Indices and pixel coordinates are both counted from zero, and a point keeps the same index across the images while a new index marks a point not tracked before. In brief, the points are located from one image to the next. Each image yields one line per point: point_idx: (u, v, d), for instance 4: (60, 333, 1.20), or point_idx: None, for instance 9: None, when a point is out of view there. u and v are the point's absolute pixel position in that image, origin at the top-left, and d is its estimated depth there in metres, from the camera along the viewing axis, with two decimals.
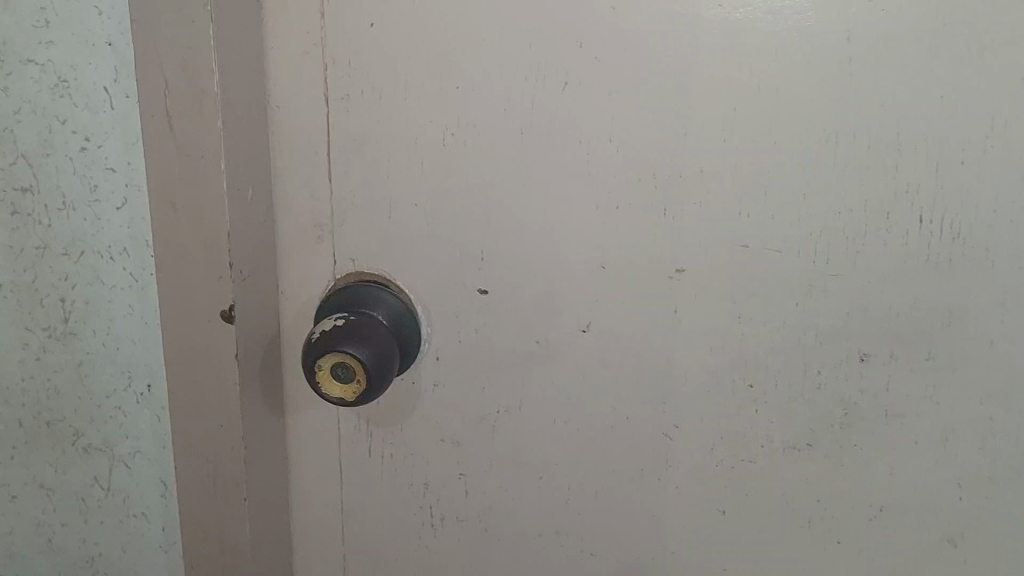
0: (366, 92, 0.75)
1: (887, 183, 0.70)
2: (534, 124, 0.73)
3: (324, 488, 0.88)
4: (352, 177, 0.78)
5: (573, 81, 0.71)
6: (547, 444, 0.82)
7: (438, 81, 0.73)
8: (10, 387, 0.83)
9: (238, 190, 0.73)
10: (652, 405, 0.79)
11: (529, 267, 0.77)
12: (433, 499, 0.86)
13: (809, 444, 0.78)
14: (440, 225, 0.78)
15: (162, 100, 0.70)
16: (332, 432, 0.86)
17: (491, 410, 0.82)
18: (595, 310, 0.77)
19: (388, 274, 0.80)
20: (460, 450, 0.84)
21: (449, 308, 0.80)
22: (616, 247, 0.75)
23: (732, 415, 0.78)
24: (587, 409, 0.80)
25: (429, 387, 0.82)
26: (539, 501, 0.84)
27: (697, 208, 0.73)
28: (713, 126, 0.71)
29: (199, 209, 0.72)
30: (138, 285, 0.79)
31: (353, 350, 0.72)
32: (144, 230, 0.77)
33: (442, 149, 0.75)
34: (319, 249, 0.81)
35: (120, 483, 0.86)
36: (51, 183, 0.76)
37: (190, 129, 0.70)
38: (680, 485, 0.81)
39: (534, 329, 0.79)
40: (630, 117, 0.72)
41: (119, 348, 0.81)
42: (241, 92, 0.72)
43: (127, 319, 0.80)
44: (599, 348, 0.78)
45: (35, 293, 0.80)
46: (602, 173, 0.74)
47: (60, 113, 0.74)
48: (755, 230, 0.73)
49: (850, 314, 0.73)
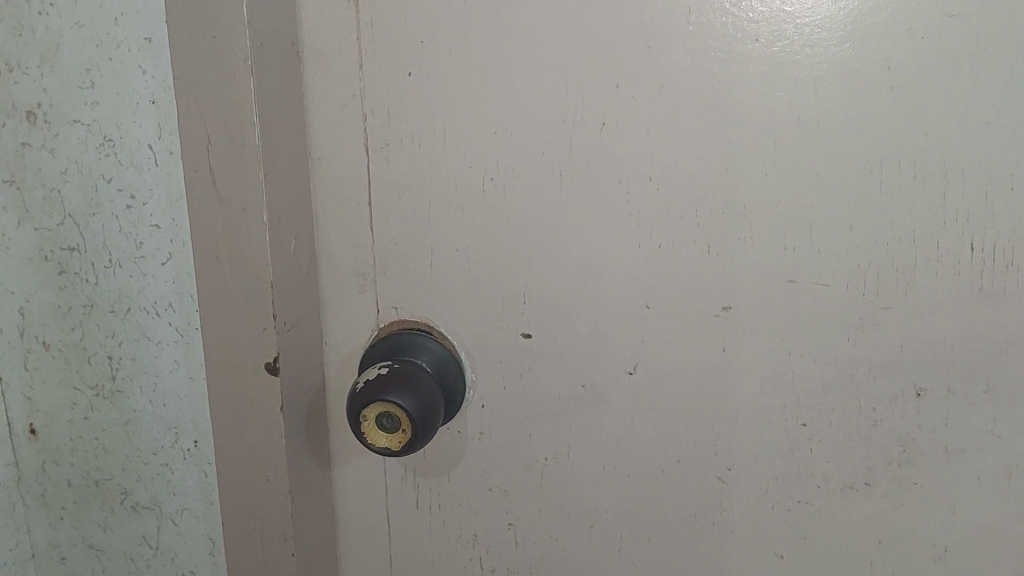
0: (405, 141, 0.75)
1: (935, 211, 0.68)
2: (574, 166, 0.73)
3: (372, 541, 0.87)
4: (393, 226, 0.78)
5: (610, 121, 0.71)
6: (596, 491, 0.81)
7: (476, 127, 0.74)
8: (59, 447, 0.84)
9: (281, 241, 0.74)
10: (703, 447, 0.77)
11: (572, 311, 0.77)
12: (483, 550, 0.85)
13: (866, 483, 0.75)
14: (482, 271, 0.77)
15: (204, 155, 0.71)
16: (379, 484, 0.85)
17: (538, 458, 0.81)
18: (641, 352, 0.76)
19: (432, 322, 0.80)
20: (508, 499, 0.83)
21: (494, 354, 0.79)
22: (660, 286, 0.74)
23: (786, 455, 0.76)
24: (636, 453, 0.79)
25: (475, 436, 0.81)
26: (591, 550, 0.83)
27: (741, 244, 0.72)
28: (753, 161, 0.70)
29: (241, 261, 0.73)
30: (183, 340, 0.79)
31: (397, 400, 0.71)
32: (189, 285, 0.77)
33: (482, 194, 0.75)
34: (362, 299, 0.81)
35: (168, 541, 0.86)
36: (97, 241, 0.77)
37: (232, 182, 0.71)
38: (735, 530, 0.79)
39: (579, 373, 0.78)
40: (669, 155, 0.71)
41: (165, 405, 0.81)
42: (282, 145, 0.73)
43: (173, 374, 0.80)
44: (646, 390, 0.77)
45: (84, 351, 0.81)
46: (643, 212, 0.73)
47: (106, 172, 0.75)
48: (801, 265, 0.72)
49: (904, 347, 0.72)
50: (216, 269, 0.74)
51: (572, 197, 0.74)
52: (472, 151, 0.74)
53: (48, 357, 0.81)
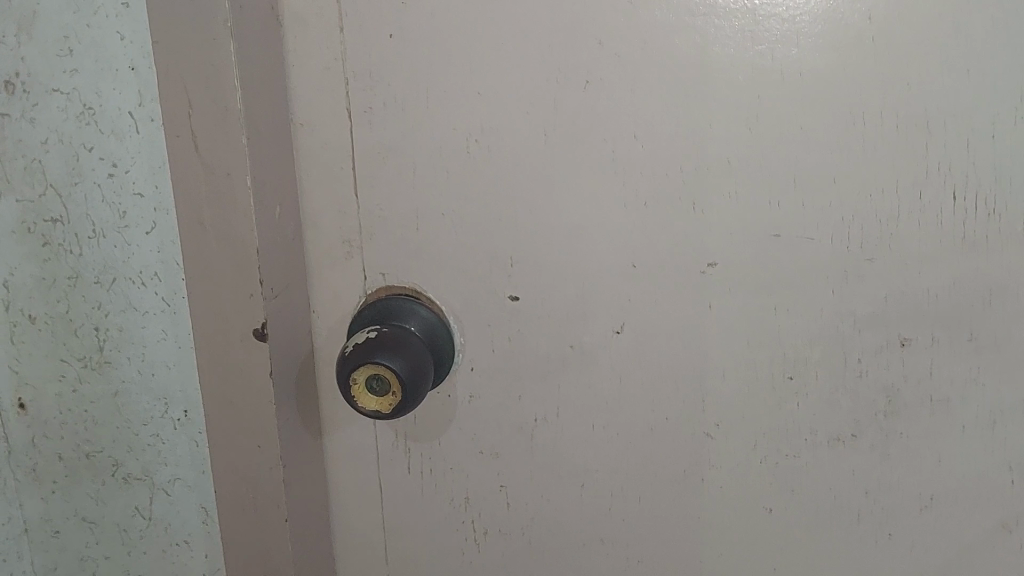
0: (388, 105, 0.75)
1: (918, 162, 0.69)
2: (558, 125, 0.73)
3: (364, 507, 0.88)
4: (377, 191, 0.78)
5: (594, 79, 0.71)
6: (587, 451, 0.81)
7: (459, 89, 0.73)
8: (49, 419, 0.83)
9: (266, 207, 0.74)
10: (692, 404, 0.78)
11: (559, 271, 0.77)
12: (474, 513, 0.85)
13: (853, 436, 0.76)
14: (468, 234, 0.77)
15: (186, 120, 0.71)
16: (370, 450, 0.85)
17: (528, 419, 0.81)
18: (628, 311, 0.77)
19: (419, 287, 0.80)
20: (498, 462, 0.83)
21: (482, 317, 0.79)
22: (646, 245, 0.75)
23: (774, 410, 0.77)
24: (625, 412, 0.79)
25: (465, 399, 0.82)
26: (582, 510, 0.83)
27: (726, 200, 0.72)
28: (737, 117, 0.70)
29: (227, 227, 0.72)
30: (171, 309, 0.79)
31: (387, 363, 0.72)
32: (175, 254, 0.77)
33: (466, 156, 0.75)
34: (348, 265, 0.81)
35: (161, 512, 0.86)
36: (80, 211, 0.77)
37: (215, 147, 0.70)
38: (724, 485, 0.80)
39: (567, 334, 0.78)
40: (653, 113, 0.71)
41: (154, 375, 0.81)
42: (264, 111, 0.73)
43: (161, 344, 0.80)
44: (634, 349, 0.77)
45: (70, 323, 0.80)
46: (627, 171, 0.73)
47: (87, 141, 0.75)
48: (786, 220, 0.72)
49: (888, 299, 0.72)
50: (201, 236, 0.73)
51: (557, 157, 0.74)
52: (456, 113, 0.74)
53: (35, 329, 0.81)
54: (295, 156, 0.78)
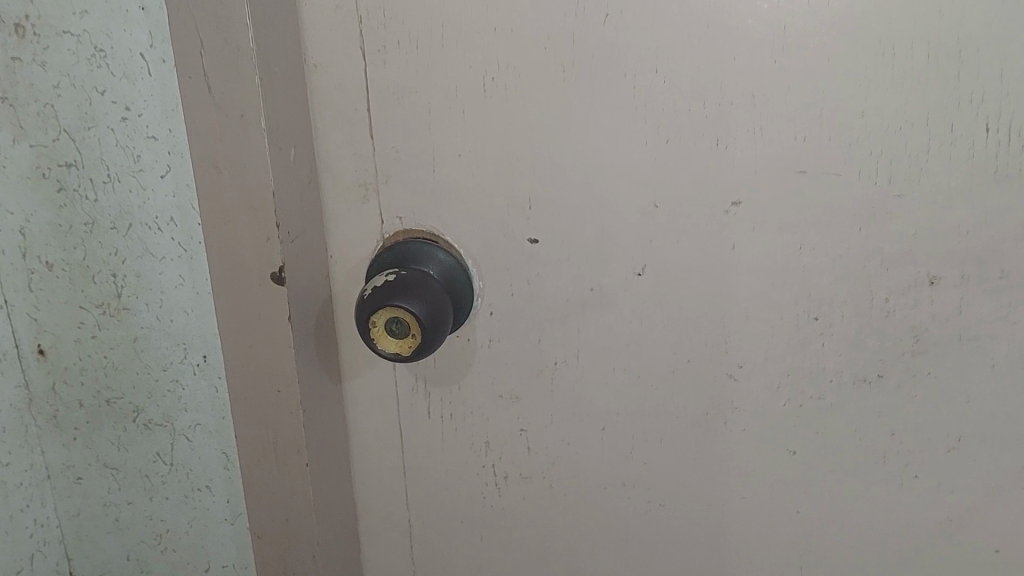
0: (402, 43, 0.73)
1: (948, 93, 0.67)
2: (576, 61, 0.71)
3: (385, 452, 0.88)
4: (393, 132, 0.77)
5: (613, 13, 0.69)
6: (608, 395, 0.80)
7: (474, 25, 0.72)
8: (69, 367, 0.84)
9: (281, 149, 0.73)
10: (714, 346, 0.77)
11: (579, 212, 0.76)
12: (496, 457, 0.85)
13: (879, 376, 0.75)
14: (486, 175, 0.76)
15: (198, 60, 0.69)
16: (390, 396, 0.85)
17: (548, 363, 0.80)
18: (650, 252, 0.75)
19: (436, 230, 0.79)
20: (519, 406, 0.82)
21: (500, 259, 0.78)
22: (667, 183, 0.73)
23: (798, 351, 0.75)
24: (646, 355, 0.78)
25: (485, 343, 0.81)
26: (603, 454, 0.83)
27: (750, 136, 0.71)
28: (760, 49, 0.68)
29: (242, 170, 0.71)
30: (187, 254, 0.78)
31: (406, 305, 0.71)
32: (190, 197, 0.76)
33: (483, 96, 0.74)
34: (365, 209, 0.80)
35: (182, 458, 0.86)
36: (94, 156, 0.76)
37: (228, 89, 0.69)
38: (747, 428, 0.79)
39: (587, 276, 0.77)
40: (675, 47, 0.69)
41: (172, 321, 0.81)
42: (277, 51, 0.71)
43: (179, 290, 0.80)
44: (655, 290, 0.76)
45: (88, 270, 0.80)
46: (648, 108, 0.72)
47: (99, 84, 0.74)
48: (811, 157, 0.70)
49: (916, 236, 0.71)
50: (216, 179, 0.72)
51: (575, 95, 0.72)
52: (472, 50, 0.72)
53: (53, 276, 0.80)
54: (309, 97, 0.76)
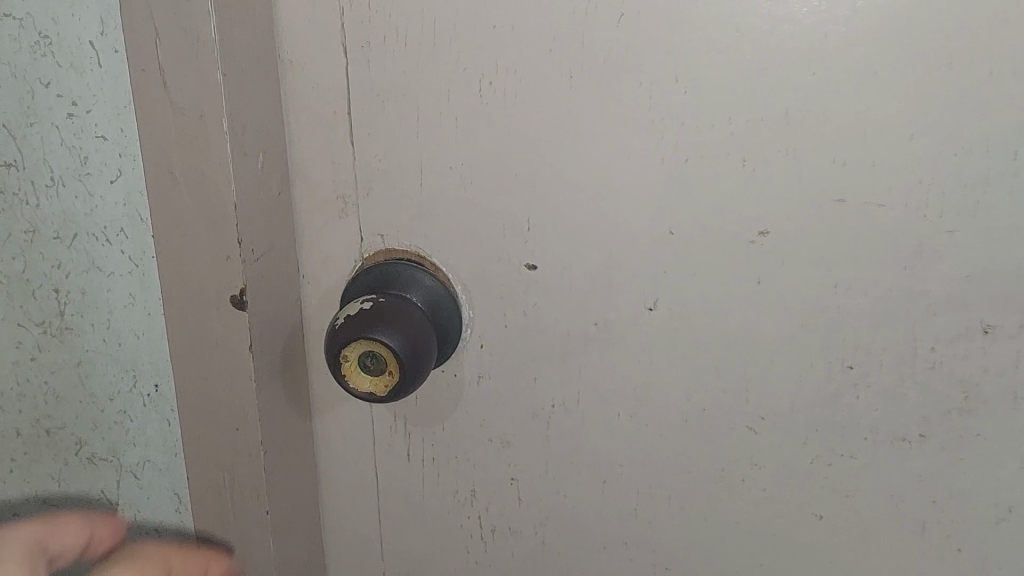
0: (388, 40, 0.64)
1: (1013, 116, 0.58)
2: (585, 66, 0.62)
3: (358, 496, 0.78)
4: (376, 140, 0.68)
5: (629, 13, 0.60)
6: (610, 443, 0.71)
7: (470, 21, 0.63)
8: (2, 393, 0.73)
9: (246, 156, 0.63)
10: (733, 394, 0.68)
11: (585, 237, 0.66)
12: (482, 508, 0.76)
13: (921, 435, 0.66)
14: (480, 191, 0.67)
15: (155, 52, 0.61)
16: (365, 434, 0.76)
17: (544, 405, 0.71)
18: (662, 285, 0.66)
19: (421, 251, 0.70)
20: (509, 452, 0.73)
21: (493, 288, 0.69)
22: (684, 209, 0.64)
23: (829, 402, 0.66)
24: (655, 402, 0.69)
25: (473, 381, 0.72)
26: (603, 509, 0.73)
27: (781, 159, 0.62)
28: (798, 58, 0.59)
29: (200, 178, 0.62)
30: (139, 271, 0.69)
31: (382, 340, 0.62)
32: (143, 207, 0.67)
33: (478, 102, 0.65)
34: (343, 225, 0.71)
35: (129, 497, 0.77)
36: (37, 156, 0.66)
37: (187, 84, 0.60)
38: (767, 487, 0.69)
39: (590, 310, 0.68)
40: (699, 52, 0.60)
41: (121, 345, 0.72)
42: (246, 44, 0.62)
43: (128, 311, 0.71)
44: (668, 328, 0.67)
45: (27, 284, 0.70)
46: (666, 121, 0.62)
47: (43, 75, 0.64)
48: (854, 183, 0.61)
49: (969, 278, 0.62)
50: (172, 187, 0.64)
51: (583, 104, 0.63)
52: (467, 50, 0.63)
53: None
54: (281, 98, 0.67)
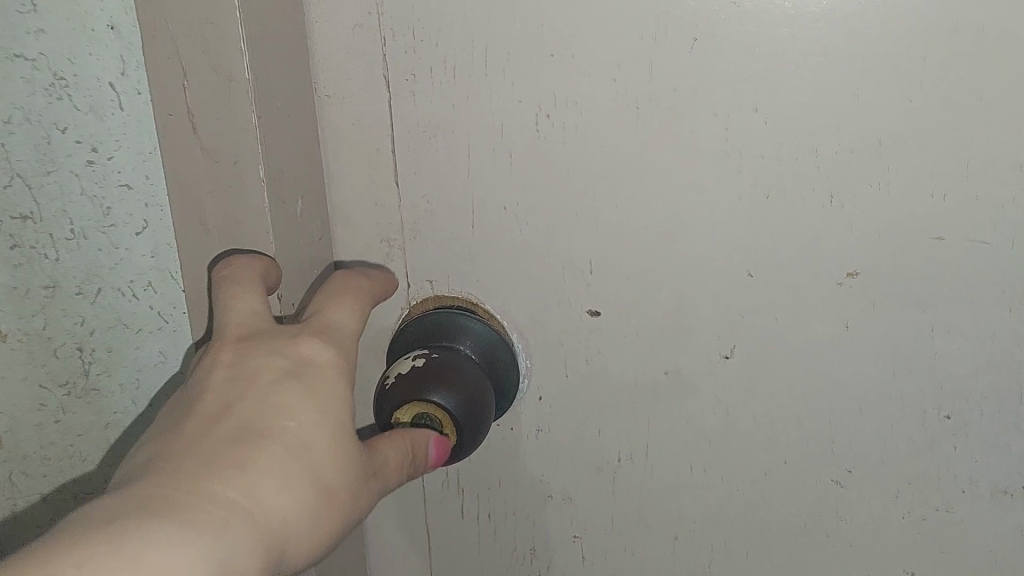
0: (436, 72, 0.59)
1: None
2: (655, 96, 0.57)
3: (407, 554, 0.73)
4: (423, 180, 0.62)
5: (704, 36, 0.55)
6: (681, 498, 0.66)
7: (527, 49, 0.57)
8: (29, 455, 0.71)
9: (285, 203, 0.57)
10: (817, 444, 0.62)
11: (655, 281, 0.61)
12: (542, 566, 0.71)
13: (1023, 487, 0.60)
14: (537, 232, 0.62)
15: (182, 95, 0.53)
16: (415, 492, 0.70)
17: (609, 459, 0.66)
18: (739, 329, 0.61)
19: (473, 298, 0.65)
20: (571, 508, 0.68)
21: (552, 335, 0.64)
22: (764, 249, 0.59)
23: (924, 453, 0.61)
24: (731, 455, 0.64)
25: (531, 434, 0.67)
26: (674, 566, 0.69)
27: (872, 193, 0.56)
28: (893, 83, 0.54)
29: (236, 231, 0.56)
30: (169, 327, 0.64)
31: (435, 402, 0.57)
32: (172, 260, 0.62)
33: (535, 137, 0.59)
34: (388, 269, 0.65)
35: None
36: (56, 207, 0.61)
37: (217, 130, 0.53)
38: (854, 542, 0.65)
39: (660, 358, 0.63)
40: (780, 78, 0.55)
41: (151, 405, 0.67)
42: (281, 79, 0.55)
43: (158, 369, 0.66)
44: (746, 376, 0.62)
45: (48, 342, 0.66)
46: (745, 154, 0.57)
47: (60, 120, 0.58)
48: (952, 218, 0.56)
49: None
50: (206, 241, 0.58)
51: (653, 136, 0.58)
52: (523, 82, 0.58)
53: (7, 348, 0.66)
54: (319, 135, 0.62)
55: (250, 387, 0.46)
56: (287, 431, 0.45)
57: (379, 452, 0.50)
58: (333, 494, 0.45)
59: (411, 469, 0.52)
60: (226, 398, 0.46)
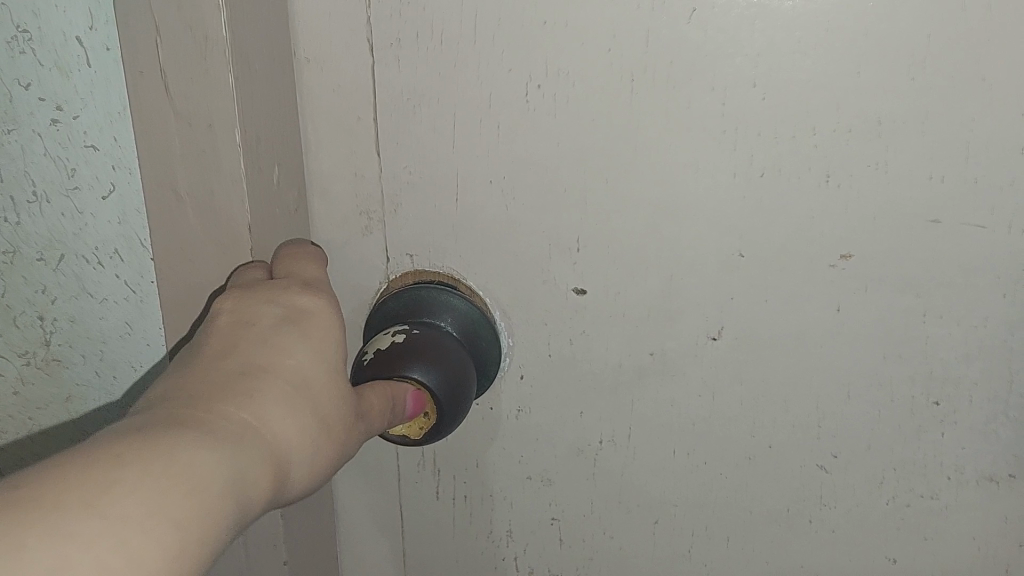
0: (422, 37, 0.57)
1: None
2: (649, 68, 0.55)
3: (379, 537, 0.71)
4: (406, 150, 0.60)
5: (702, 7, 0.53)
6: (663, 482, 0.65)
7: (518, 16, 0.55)
8: None
9: (260, 170, 0.54)
10: (804, 430, 0.61)
11: (643, 260, 0.59)
12: (518, 549, 0.69)
13: (1010, 475, 0.60)
14: (524, 207, 0.60)
15: (154, 53, 0.50)
16: (390, 472, 0.68)
17: (591, 441, 0.64)
18: (728, 311, 0.59)
19: (455, 274, 0.62)
20: (551, 491, 0.67)
21: (536, 314, 0.62)
22: (757, 230, 0.57)
23: (911, 440, 0.60)
24: (717, 438, 0.63)
25: (511, 414, 0.65)
26: (654, 551, 0.68)
27: (869, 174, 0.55)
28: (895, 62, 0.52)
29: (208, 198, 0.53)
30: (136, 297, 0.60)
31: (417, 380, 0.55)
32: (141, 226, 0.58)
33: (524, 108, 0.57)
34: (366, 242, 0.63)
35: None
36: (17, 167, 0.57)
37: (191, 90, 0.50)
38: (838, 529, 0.64)
39: (646, 339, 0.61)
40: (780, 53, 0.53)
41: (116, 379, 0.63)
42: (259, 40, 0.52)
43: (125, 341, 0.62)
44: (733, 359, 0.61)
45: (8, 310, 0.63)
46: (741, 131, 0.55)
47: (23, 76, 0.55)
48: (949, 202, 0.55)
49: None
50: (177, 209, 0.54)
51: (646, 110, 0.56)
52: (514, 50, 0.56)
53: None
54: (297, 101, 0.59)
55: (247, 329, 0.45)
56: (288, 364, 0.42)
57: (366, 397, 0.48)
58: (333, 430, 0.43)
59: (390, 418, 0.51)
60: (227, 338, 0.44)
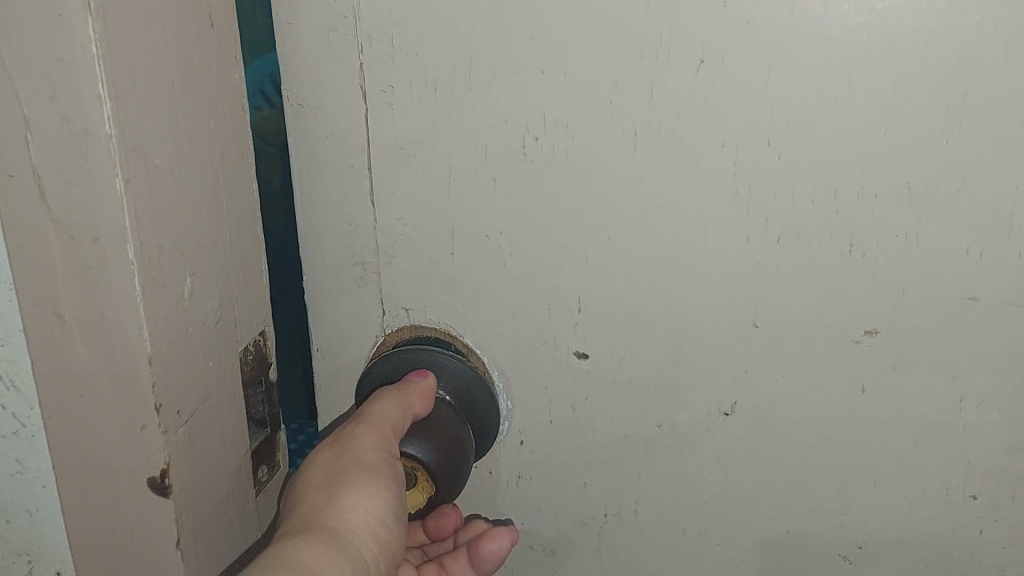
0: (416, 82, 0.53)
1: None
2: (653, 121, 0.50)
3: None
4: (402, 201, 0.56)
5: (711, 56, 0.48)
6: (674, 561, 0.60)
7: (514, 63, 0.51)
8: None
9: (166, 287, 0.43)
10: (825, 515, 0.56)
11: (649, 324, 0.54)
12: None
13: None
14: (523, 264, 0.55)
15: (24, 151, 0.40)
16: None
17: (595, 513, 0.60)
18: (742, 385, 0.54)
19: (453, 330, 0.58)
20: (554, 561, 0.62)
21: (536, 376, 0.58)
22: (773, 298, 0.52)
23: (944, 528, 0.55)
24: (730, 520, 0.58)
25: (511, 480, 0.61)
26: None
27: (900, 243, 0.49)
28: (929, 121, 0.47)
29: (100, 325, 0.43)
30: (24, 433, 0.49)
31: (414, 452, 0.53)
32: (26, 354, 0.46)
33: (522, 161, 0.53)
34: (361, 292, 0.59)
35: None
36: None
37: (71, 196, 0.40)
38: None
39: (653, 411, 0.56)
40: (796, 104, 0.48)
41: (9, 521, 0.52)
42: (169, 120, 0.42)
43: (16, 479, 0.50)
44: (747, 435, 0.55)
45: None
46: (756, 191, 0.50)
47: None
48: (987, 278, 0.49)
49: None
50: (63, 336, 0.44)
51: (651, 167, 0.51)
52: (510, 98, 0.52)
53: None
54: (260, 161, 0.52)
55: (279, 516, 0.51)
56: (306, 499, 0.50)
57: (368, 415, 0.52)
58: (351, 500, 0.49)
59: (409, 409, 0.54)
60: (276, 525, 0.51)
